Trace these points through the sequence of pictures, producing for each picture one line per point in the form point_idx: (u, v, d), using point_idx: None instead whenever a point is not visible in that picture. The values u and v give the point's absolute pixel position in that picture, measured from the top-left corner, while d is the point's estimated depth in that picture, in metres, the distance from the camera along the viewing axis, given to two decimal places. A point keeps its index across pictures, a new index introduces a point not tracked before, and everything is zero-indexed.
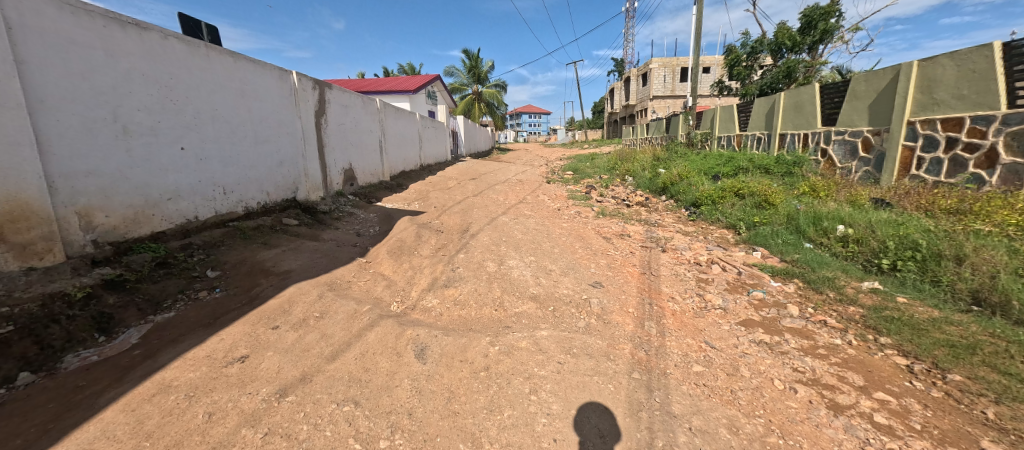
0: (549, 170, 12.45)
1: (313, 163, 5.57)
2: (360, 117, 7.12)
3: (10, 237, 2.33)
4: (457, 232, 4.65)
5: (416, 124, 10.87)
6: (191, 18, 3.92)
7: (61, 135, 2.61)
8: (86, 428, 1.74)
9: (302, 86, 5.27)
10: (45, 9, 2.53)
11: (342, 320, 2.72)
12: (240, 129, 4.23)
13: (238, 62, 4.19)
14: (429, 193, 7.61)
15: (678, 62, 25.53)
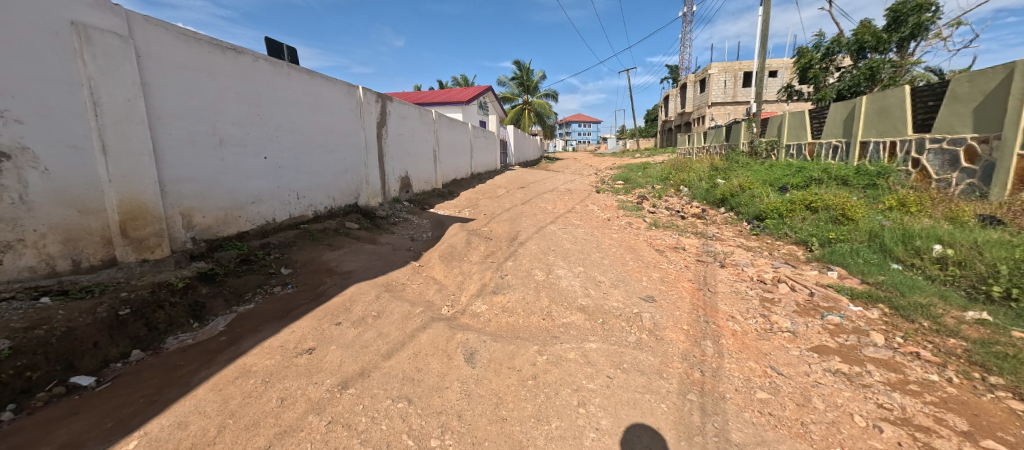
0: (597, 179, 12.24)
1: (374, 170, 5.95)
2: (417, 127, 7.51)
3: (130, 234, 2.74)
4: (506, 240, 4.71)
5: (468, 134, 11.27)
6: (276, 42, 4.39)
7: (173, 146, 3.03)
8: (181, 402, 1.97)
9: (366, 100, 5.67)
10: (166, 39, 2.97)
11: (397, 320, 2.85)
12: (313, 140, 4.63)
13: (313, 79, 4.61)
14: (477, 201, 7.80)
15: (739, 66, 24.21)
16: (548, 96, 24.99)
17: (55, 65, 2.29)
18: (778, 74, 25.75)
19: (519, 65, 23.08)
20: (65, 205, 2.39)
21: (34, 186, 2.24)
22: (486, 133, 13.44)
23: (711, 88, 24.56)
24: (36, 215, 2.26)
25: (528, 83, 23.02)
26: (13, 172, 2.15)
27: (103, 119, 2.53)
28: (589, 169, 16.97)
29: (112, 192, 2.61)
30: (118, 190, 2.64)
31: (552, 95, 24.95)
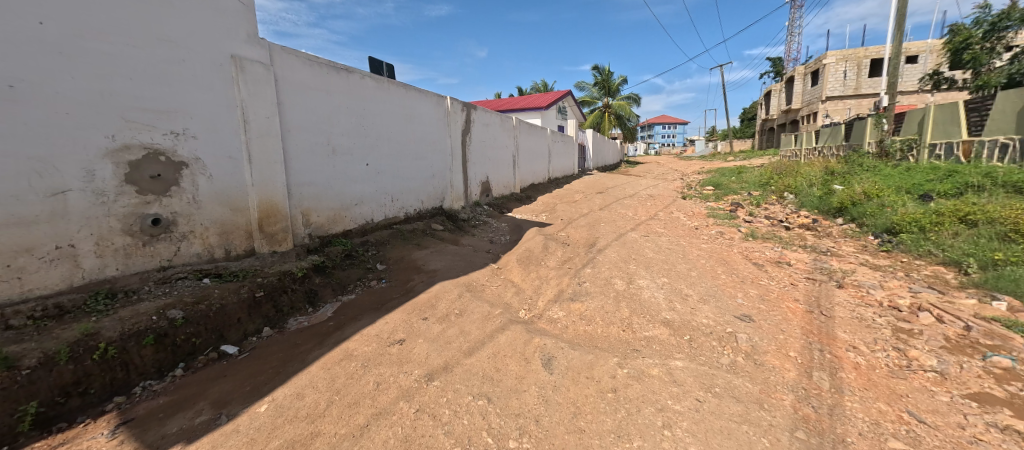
0: (683, 184, 11.39)
1: (458, 176, 6.30)
2: (499, 134, 7.79)
3: (265, 228, 3.26)
4: (583, 246, 4.62)
5: (546, 140, 11.36)
6: (378, 60, 4.90)
7: (298, 155, 3.54)
8: (300, 375, 2.28)
9: (453, 109, 6.02)
10: (296, 64, 3.48)
11: (477, 319, 2.96)
12: (407, 148, 5.05)
13: (409, 93, 5.02)
14: (551, 207, 7.80)
15: (864, 53, 20.86)
16: (628, 98, 24.04)
17: (219, 91, 2.84)
18: (919, 59, 21.55)
19: (599, 68, 22.63)
20: (223, 204, 2.94)
21: (202, 188, 2.79)
22: (564, 138, 13.39)
23: (826, 78, 21.46)
24: (203, 212, 2.82)
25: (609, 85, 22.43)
26: (188, 176, 2.71)
27: (250, 134, 3.05)
28: (672, 173, 15.84)
29: (253, 193, 3.14)
30: (258, 192, 3.16)
31: (632, 98, 23.96)
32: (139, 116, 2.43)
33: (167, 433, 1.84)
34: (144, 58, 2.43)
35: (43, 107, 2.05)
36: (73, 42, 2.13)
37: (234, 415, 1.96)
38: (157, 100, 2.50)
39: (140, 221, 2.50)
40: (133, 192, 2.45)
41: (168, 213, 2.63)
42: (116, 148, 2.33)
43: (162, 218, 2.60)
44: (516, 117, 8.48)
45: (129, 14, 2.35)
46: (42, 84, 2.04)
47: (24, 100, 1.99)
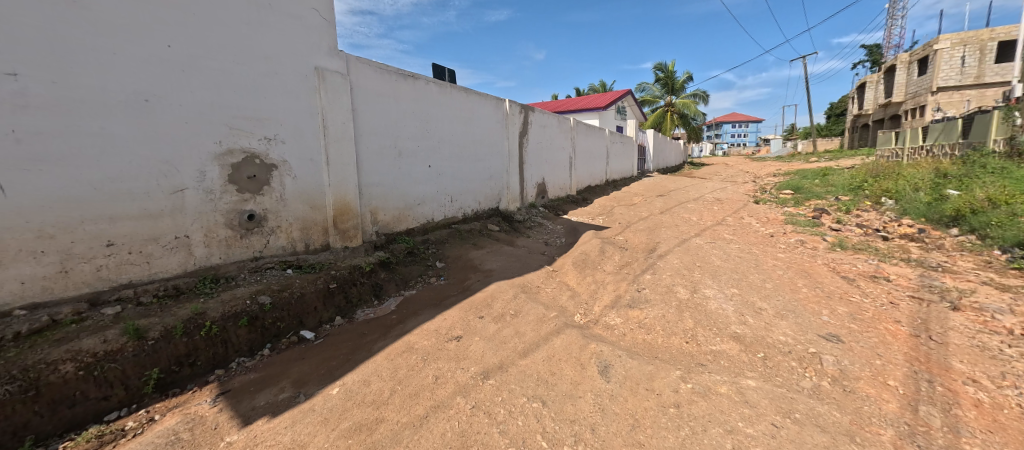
0: (754, 188, 10.46)
1: (515, 177, 6.37)
2: (556, 135, 7.75)
3: (340, 225, 3.54)
4: (643, 251, 4.43)
5: (604, 141, 11.09)
6: (441, 67, 5.12)
7: (369, 157, 3.79)
8: (366, 363, 2.44)
9: (511, 111, 6.08)
10: (369, 73, 3.73)
11: (532, 321, 2.95)
12: (466, 150, 5.21)
13: (469, 96, 5.17)
14: (607, 210, 7.59)
15: (988, 35, 17.78)
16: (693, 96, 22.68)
17: (304, 100, 3.14)
18: None
19: (661, 66, 21.74)
20: (305, 202, 3.24)
21: (288, 188, 3.11)
22: (623, 139, 12.96)
23: (938, 65, 18.54)
24: (288, 209, 3.14)
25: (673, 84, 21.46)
26: (277, 177, 3.03)
27: (328, 139, 3.33)
28: (743, 176, 14.58)
29: (330, 193, 3.42)
30: (333, 192, 3.44)
31: (699, 94, 22.56)
32: (240, 124, 2.77)
33: (256, 406, 2.07)
34: (245, 73, 2.77)
35: (169, 118, 2.43)
36: (192, 62, 2.50)
37: (310, 395, 2.14)
38: (254, 109, 2.83)
39: (238, 216, 2.84)
40: (234, 190, 2.80)
41: (260, 210, 2.96)
42: (222, 152, 2.69)
43: (256, 213, 2.94)
44: (573, 118, 8.38)
45: (235, 35, 2.70)
46: (168, 98, 2.41)
47: (155, 112, 2.36)
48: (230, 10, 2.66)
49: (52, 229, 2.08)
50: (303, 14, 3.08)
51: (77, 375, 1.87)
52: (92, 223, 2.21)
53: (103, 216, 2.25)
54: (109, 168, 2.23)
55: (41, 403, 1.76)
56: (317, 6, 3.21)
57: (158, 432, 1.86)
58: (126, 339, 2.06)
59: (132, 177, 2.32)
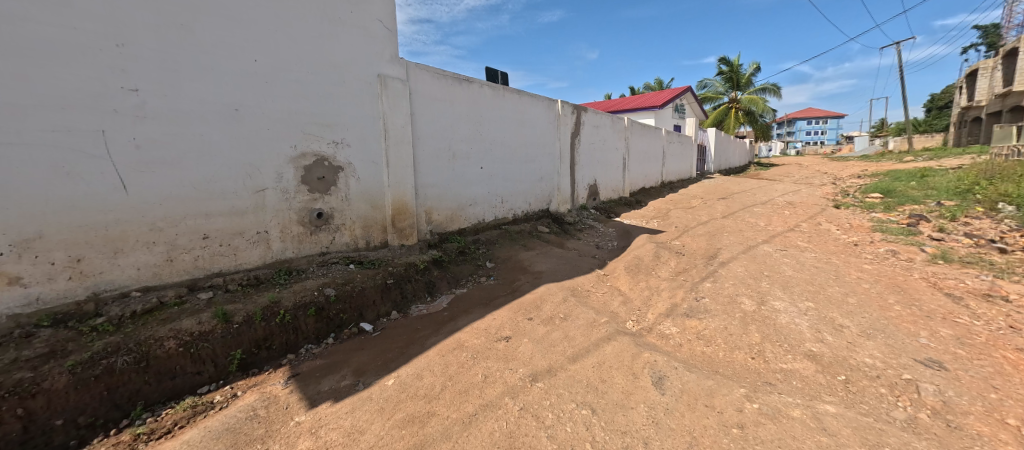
0: (834, 191, 9.39)
1: (565, 179, 6.30)
2: (609, 136, 7.56)
3: (398, 224, 3.72)
4: (703, 258, 4.17)
5: (660, 141, 10.61)
6: (494, 70, 5.19)
7: (425, 159, 3.95)
8: (420, 358, 2.53)
9: (563, 112, 6.01)
10: (427, 78, 3.88)
11: (582, 326, 2.88)
12: (518, 152, 5.24)
13: (522, 98, 5.18)
14: (662, 214, 7.24)
15: None
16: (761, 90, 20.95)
17: (368, 106, 3.34)
18: None
19: (725, 60, 20.39)
20: (367, 202, 3.45)
21: (353, 188, 3.32)
22: (680, 138, 12.32)
23: None
24: (353, 208, 3.36)
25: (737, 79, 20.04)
26: (343, 178, 3.26)
27: (388, 142, 3.52)
28: (818, 178, 13.13)
29: (389, 193, 3.60)
30: (392, 192, 3.62)
31: (768, 89, 20.82)
32: (312, 129, 3.01)
33: (321, 390, 2.23)
34: (318, 82, 3.01)
35: (254, 125, 2.70)
36: (274, 74, 2.77)
37: (368, 384, 2.27)
38: (325, 115, 3.07)
39: (309, 214, 3.08)
40: (306, 190, 3.05)
41: (328, 209, 3.20)
42: (297, 155, 2.94)
43: (324, 212, 3.17)
44: (628, 118, 8.10)
45: (309, 48, 2.94)
46: (253, 107, 2.69)
47: (243, 119, 2.65)
48: (306, 26, 2.91)
49: (162, 223, 2.42)
50: (368, 25, 3.28)
51: (176, 351, 2.15)
52: (192, 218, 2.53)
53: (200, 212, 2.56)
54: (205, 170, 2.54)
55: (150, 373, 2.07)
56: (382, 17, 3.39)
57: (240, 407, 2.07)
58: (216, 322, 2.33)
59: (223, 178, 2.62)
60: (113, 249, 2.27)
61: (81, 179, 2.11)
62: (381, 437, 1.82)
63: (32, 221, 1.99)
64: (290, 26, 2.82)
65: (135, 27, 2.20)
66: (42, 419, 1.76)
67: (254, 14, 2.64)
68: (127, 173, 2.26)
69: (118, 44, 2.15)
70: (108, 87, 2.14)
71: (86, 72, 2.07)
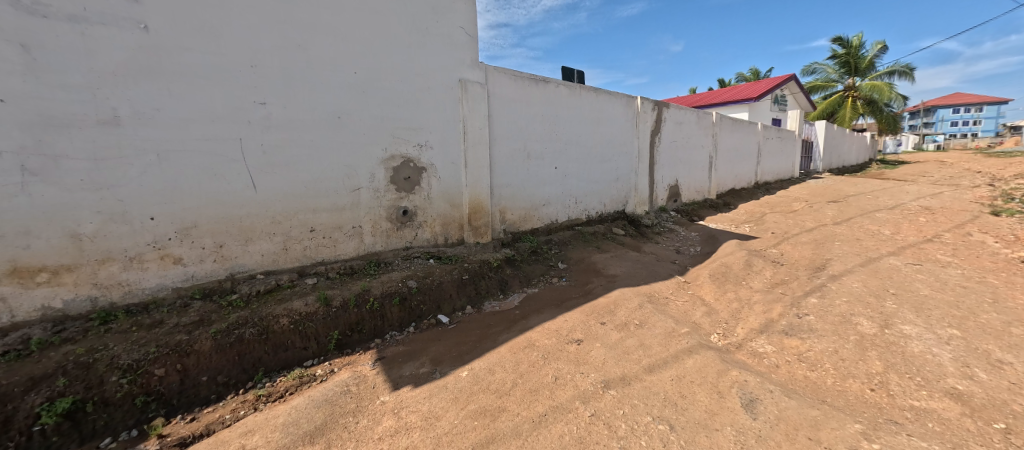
0: (990, 194, 7.57)
1: (643, 179, 6.00)
2: (694, 133, 7.03)
3: (474, 222, 3.87)
4: (807, 269, 3.68)
5: (755, 136, 9.57)
6: (570, 69, 5.13)
7: (501, 160, 4.05)
8: (492, 353, 2.60)
9: (643, 109, 5.72)
10: (505, 81, 3.96)
11: (660, 335, 2.71)
12: (594, 152, 5.11)
13: (598, 96, 5.04)
14: (754, 218, 6.52)
15: None
16: (887, 74, 17.83)
17: (449, 110, 3.52)
18: None
19: (841, 39, 17.74)
20: (446, 201, 3.65)
21: (434, 188, 3.54)
22: (779, 134, 10.97)
23: None
24: (433, 207, 3.58)
25: (855, 62, 17.36)
26: (426, 178, 3.48)
27: (466, 144, 3.67)
28: (968, 178, 10.71)
29: (467, 192, 3.76)
30: (469, 192, 3.77)
31: (897, 71, 17.61)
32: (400, 133, 3.26)
33: (403, 375, 2.40)
34: (406, 90, 3.25)
35: (352, 130, 3.01)
36: (370, 84, 3.06)
37: (444, 374, 2.39)
38: (412, 120, 3.30)
39: (397, 211, 3.35)
40: (394, 190, 3.31)
41: (412, 207, 3.44)
42: (387, 157, 3.21)
43: (409, 209, 3.42)
44: (716, 112, 7.47)
45: (400, 58, 3.19)
46: (352, 115, 3.00)
47: (344, 126, 2.97)
48: (397, 38, 3.15)
49: (280, 217, 2.81)
50: (452, 33, 3.45)
51: (288, 327, 2.49)
52: (303, 213, 2.90)
53: (309, 208, 2.93)
54: (313, 171, 2.89)
55: (269, 344, 2.42)
56: (464, 24, 3.54)
57: (336, 382, 2.32)
58: (319, 305, 2.66)
59: (328, 178, 2.96)
60: (245, 238, 2.70)
61: (223, 178, 2.56)
62: (455, 426, 1.91)
63: (190, 215, 2.49)
64: (383, 39, 3.09)
65: (264, 50, 2.60)
66: (193, 374, 2.17)
67: (355, 31, 2.94)
68: (256, 173, 2.67)
69: (251, 66, 2.56)
70: (244, 102, 2.56)
71: (229, 91, 2.50)
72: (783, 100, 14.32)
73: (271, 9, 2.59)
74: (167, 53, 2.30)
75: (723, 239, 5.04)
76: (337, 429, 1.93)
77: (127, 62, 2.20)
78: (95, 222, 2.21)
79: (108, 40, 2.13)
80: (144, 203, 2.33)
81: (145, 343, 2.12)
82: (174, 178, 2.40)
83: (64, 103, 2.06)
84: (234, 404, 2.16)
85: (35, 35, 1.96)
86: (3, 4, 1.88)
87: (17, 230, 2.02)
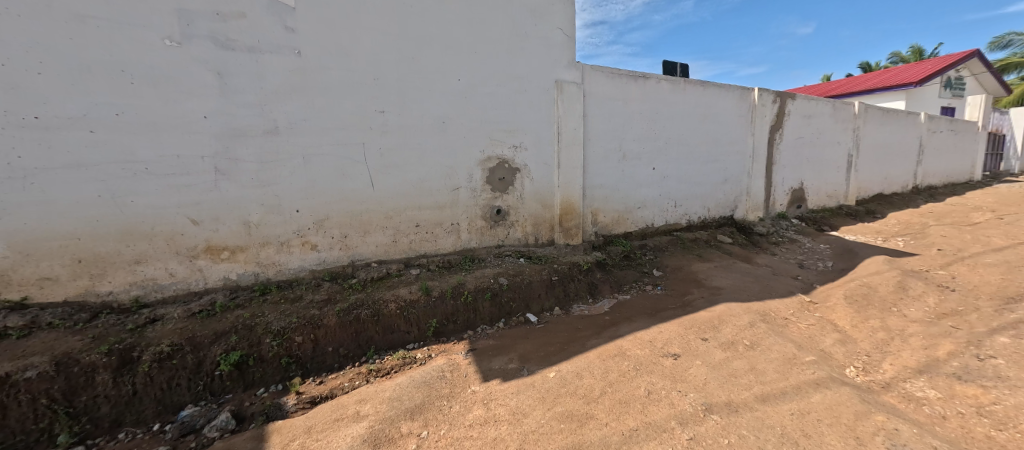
0: None
1: (757, 181, 5.34)
2: (826, 128, 6.03)
3: (564, 223, 3.87)
4: (995, 300, 2.89)
5: (914, 129, 7.79)
6: (672, 63, 4.80)
7: (595, 160, 3.96)
8: (580, 357, 2.56)
9: (760, 102, 5.07)
10: (602, 79, 3.86)
11: (776, 360, 2.37)
12: (697, 151, 4.69)
13: (706, 89, 4.61)
14: (911, 232, 5.30)
15: None
16: None
17: (543, 111, 3.57)
18: None
19: None
20: (538, 201, 3.71)
21: (527, 188, 3.62)
22: (951, 125, 8.75)
23: None
24: (526, 207, 3.67)
25: None
26: (519, 179, 3.58)
27: (559, 145, 3.67)
28: None
29: (558, 193, 3.77)
30: (561, 192, 3.77)
31: None
32: (497, 135, 3.40)
33: (492, 368, 2.50)
34: (504, 94, 3.38)
35: (454, 134, 3.24)
36: (471, 90, 3.24)
37: (532, 372, 2.42)
38: (508, 122, 3.43)
39: (491, 210, 3.50)
40: (489, 189, 3.48)
41: (506, 206, 3.57)
42: (484, 158, 3.38)
43: (502, 209, 3.56)
44: (859, 103, 6.29)
45: (499, 64, 3.32)
46: (455, 119, 3.21)
47: (447, 130, 3.20)
48: (498, 44, 3.29)
49: (392, 212, 3.15)
50: (550, 35, 3.48)
51: (396, 312, 2.78)
52: (411, 210, 3.21)
53: (416, 205, 3.22)
54: (420, 171, 3.17)
55: (381, 325, 2.73)
56: (562, 25, 3.54)
57: (433, 367, 2.50)
58: (421, 294, 2.93)
59: (433, 178, 3.23)
60: (364, 230, 3.09)
61: (350, 178, 2.95)
62: (541, 425, 1.91)
63: (324, 209, 2.93)
64: (486, 46, 3.25)
65: (385, 65, 2.93)
66: (322, 345, 2.54)
67: (460, 41, 3.14)
68: (374, 174, 3.02)
69: (375, 78, 2.91)
70: (368, 111, 2.92)
71: (357, 102, 2.88)
72: (958, 83, 11.38)
73: (392, 28, 2.91)
74: (314, 72, 2.73)
75: (864, 254, 4.21)
76: (433, 410, 2.08)
77: (285, 83, 2.67)
78: (259, 213, 2.74)
79: (274, 65, 2.62)
80: (292, 198, 2.81)
81: (289, 313, 2.57)
82: (314, 177, 2.85)
83: (243, 117, 2.59)
84: (352, 374, 2.48)
85: (226, 64, 2.50)
86: (208, 42, 2.44)
87: (210, 217, 2.60)
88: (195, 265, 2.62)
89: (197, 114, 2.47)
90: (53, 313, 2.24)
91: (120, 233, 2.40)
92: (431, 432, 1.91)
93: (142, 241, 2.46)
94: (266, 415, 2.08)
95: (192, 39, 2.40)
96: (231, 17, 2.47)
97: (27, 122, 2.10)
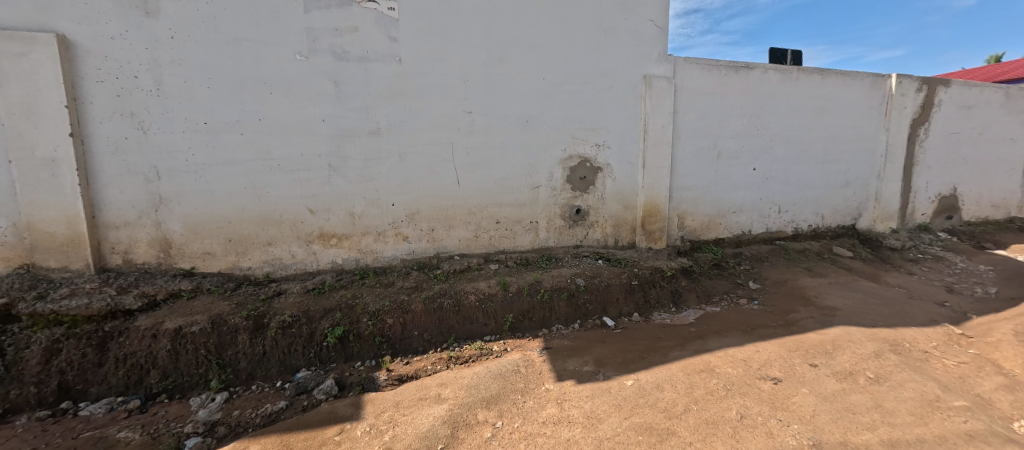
0: None
1: (889, 185, 4.52)
2: (991, 120, 4.86)
3: (647, 226, 3.70)
4: None
5: None
6: (781, 51, 4.28)
7: (685, 159, 3.71)
8: (662, 368, 2.43)
9: (895, 90, 4.27)
10: (696, 71, 3.58)
11: (910, 400, 2.00)
12: (808, 150, 4.11)
13: (823, 78, 4.02)
14: None
15: None
16: None
17: (628, 108, 3.43)
18: None
19: None
20: (620, 202, 3.60)
21: (608, 188, 3.53)
22: None
23: None
24: (606, 207, 3.58)
25: None
26: (601, 178, 3.50)
27: (644, 143, 3.50)
28: None
29: (642, 194, 3.61)
30: (645, 193, 3.60)
31: None
32: (578, 133, 3.36)
33: (567, 368, 2.50)
34: (588, 91, 3.32)
35: (537, 133, 3.27)
36: (554, 88, 3.24)
37: (609, 378, 2.36)
38: (591, 121, 3.37)
39: (570, 210, 3.49)
40: (569, 188, 3.46)
41: (586, 206, 3.53)
42: (565, 157, 3.37)
43: (582, 209, 3.52)
44: None
45: (585, 61, 3.27)
46: (537, 118, 3.25)
47: (530, 129, 3.25)
48: (585, 42, 3.24)
49: (475, 209, 3.30)
50: (639, 29, 3.33)
51: (476, 303, 2.93)
52: (492, 206, 3.33)
53: (498, 203, 3.34)
54: (502, 170, 3.27)
55: (462, 315, 2.89)
56: (654, 17, 3.36)
57: (509, 361, 2.58)
58: (499, 288, 3.03)
59: (514, 176, 3.31)
60: (450, 224, 3.29)
61: (439, 175, 3.16)
62: (618, 434, 1.85)
63: (415, 203, 3.18)
64: (571, 45, 3.22)
65: (474, 68, 3.07)
66: (409, 328, 2.77)
67: (546, 40, 3.16)
68: (461, 171, 3.19)
69: (464, 81, 3.07)
70: (457, 112, 3.09)
71: (447, 104, 3.07)
72: None
73: (482, 31, 3.03)
74: (412, 77, 2.97)
75: None
76: (508, 403, 2.15)
77: (388, 87, 2.94)
78: (362, 205, 3.07)
79: (379, 72, 2.90)
80: (390, 193, 3.10)
81: (383, 296, 2.85)
82: (409, 174, 3.10)
83: (352, 119, 2.91)
84: (434, 358, 2.65)
85: (341, 73, 2.84)
86: (328, 55, 2.79)
87: (324, 208, 2.99)
88: (312, 249, 3.03)
89: (317, 118, 2.84)
90: (211, 281, 2.77)
91: (258, 219, 2.87)
92: (505, 424, 1.97)
93: (273, 226, 2.91)
94: (362, 386, 2.33)
95: (316, 53, 2.76)
96: (346, 32, 2.79)
97: (199, 127, 2.62)
